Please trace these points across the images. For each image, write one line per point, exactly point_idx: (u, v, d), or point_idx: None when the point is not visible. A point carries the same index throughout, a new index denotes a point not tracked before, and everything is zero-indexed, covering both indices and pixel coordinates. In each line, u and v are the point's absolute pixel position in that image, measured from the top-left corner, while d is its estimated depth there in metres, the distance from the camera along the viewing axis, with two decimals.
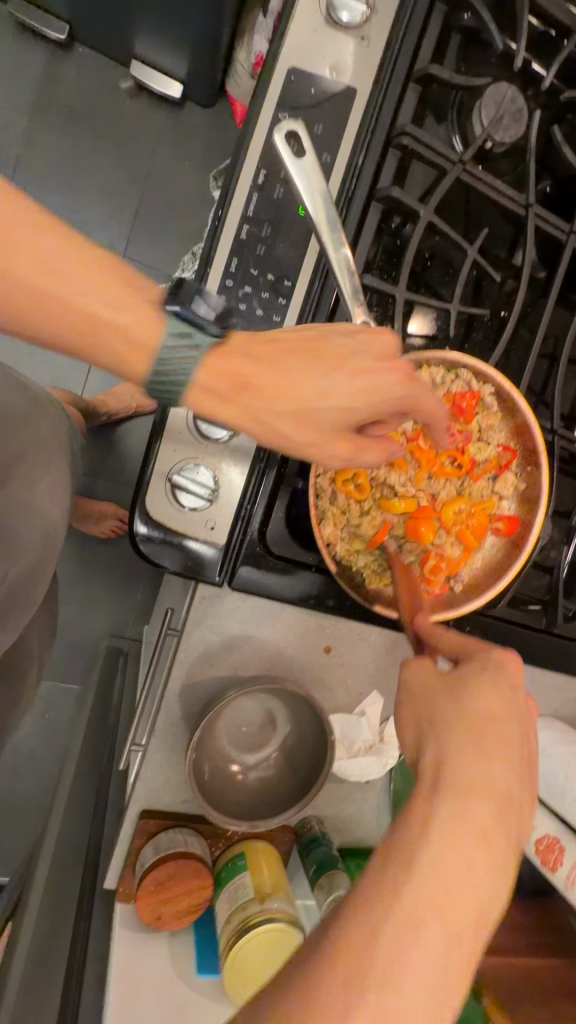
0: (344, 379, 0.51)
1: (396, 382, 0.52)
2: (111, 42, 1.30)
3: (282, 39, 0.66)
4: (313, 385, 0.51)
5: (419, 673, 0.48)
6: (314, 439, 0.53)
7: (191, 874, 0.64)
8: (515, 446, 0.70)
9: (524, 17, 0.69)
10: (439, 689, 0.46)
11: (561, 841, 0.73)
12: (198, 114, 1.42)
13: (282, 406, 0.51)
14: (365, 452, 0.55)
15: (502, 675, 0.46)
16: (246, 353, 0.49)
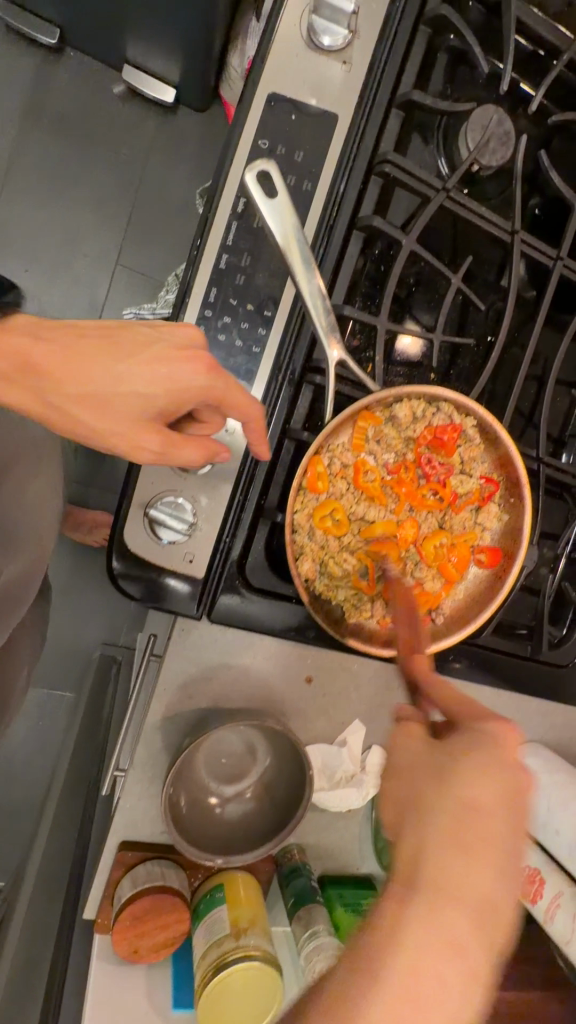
0: (139, 369, 0.53)
1: (195, 372, 0.54)
2: (102, 46, 1.28)
3: (262, 64, 0.65)
4: (110, 374, 0.53)
5: (403, 741, 0.48)
6: (120, 430, 0.54)
7: (167, 908, 0.64)
8: (498, 477, 0.69)
9: (511, 38, 0.67)
10: (425, 767, 0.45)
11: (540, 872, 0.72)
12: (191, 119, 1.40)
13: (81, 391, 0.53)
14: (180, 447, 0.56)
15: (493, 759, 0.43)
16: (34, 335, 0.52)
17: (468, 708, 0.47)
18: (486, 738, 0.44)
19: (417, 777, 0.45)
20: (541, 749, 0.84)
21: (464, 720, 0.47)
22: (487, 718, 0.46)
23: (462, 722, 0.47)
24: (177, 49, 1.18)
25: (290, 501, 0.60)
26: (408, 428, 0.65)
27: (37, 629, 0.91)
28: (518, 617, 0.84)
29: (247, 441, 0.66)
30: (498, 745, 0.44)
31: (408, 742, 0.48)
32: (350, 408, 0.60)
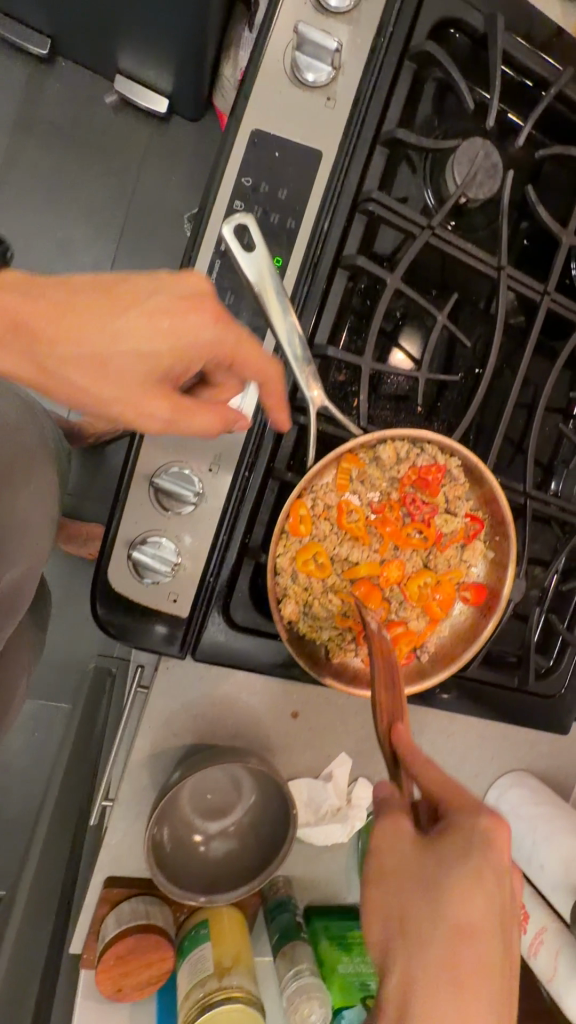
0: (140, 324, 0.51)
1: (205, 324, 0.52)
2: (94, 56, 1.26)
3: (245, 100, 0.64)
4: (108, 331, 0.50)
5: (388, 831, 0.50)
6: (135, 396, 0.53)
7: (152, 945, 0.65)
8: (483, 515, 0.69)
9: (497, 72, 0.66)
10: (414, 867, 0.48)
11: (527, 906, 0.73)
12: (185, 128, 1.38)
13: (83, 353, 0.50)
14: (193, 414, 0.55)
15: (486, 860, 0.47)
16: (25, 294, 0.49)
17: (463, 800, 0.50)
18: (481, 838, 0.47)
19: (402, 875, 0.48)
20: (528, 778, 0.84)
21: (460, 813, 0.49)
22: (479, 815, 0.48)
23: (454, 817, 0.49)
24: (170, 58, 1.16)
25: (272, 545, 0.60)
26: (392, 469, 0.65)
27: (33, 636, 0.90)
28: (505, 647, 0.84)
29: (230, 481, 0.67)
30: (491, 844, 0.47)
31: (395, 835, 0.50)
32: (333, 452, 0.60)
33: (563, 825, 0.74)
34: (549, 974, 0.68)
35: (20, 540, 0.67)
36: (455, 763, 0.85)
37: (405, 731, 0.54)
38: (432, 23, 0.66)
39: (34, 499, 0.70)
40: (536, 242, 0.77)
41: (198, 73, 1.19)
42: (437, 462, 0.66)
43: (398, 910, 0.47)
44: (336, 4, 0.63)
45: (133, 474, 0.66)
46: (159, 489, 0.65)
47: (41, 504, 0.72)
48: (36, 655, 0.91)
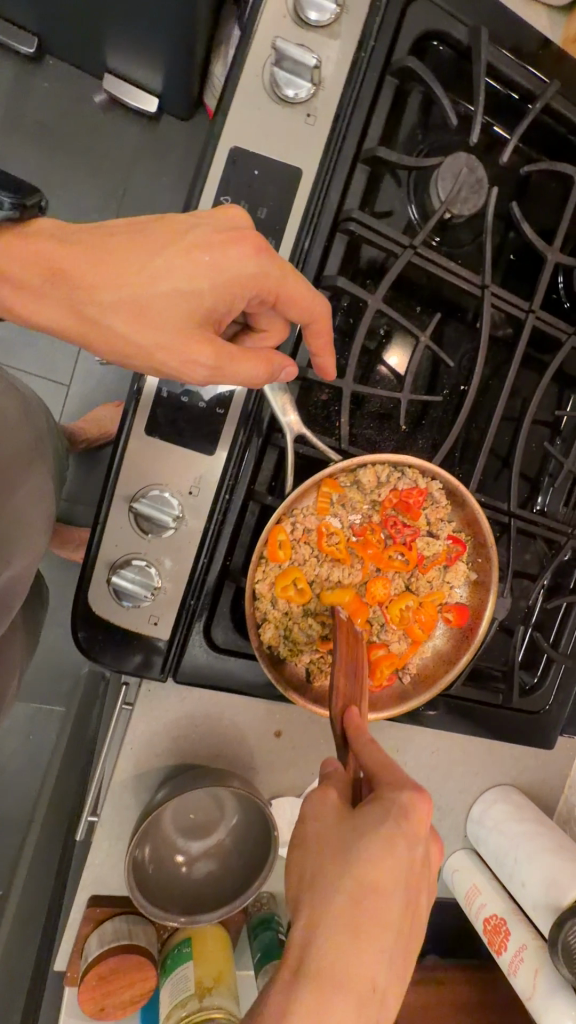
0: (173, 264, 0.53)
1: (245, 256, 0.54)
2: (82, 53, 1.21)
3: (223, 119, 0.63)
4: (143, 271, 0.53)
5: (317, 805, 0.49)
6: (175, 338, 0.54)
7: (133, 965, 0.65)
8: (464, 537, 0.69)
9: (482, 87, 0.64)
10: (336, 837, 0.46)
11: (507, 921, 0.74)
12: (176, 128, 1.33)
13: (116, 293, 0.53)
14: (235, 357, 0.56)
15: (402, 830, 0.45)
16: (59, 238, 0.51)
17: (390, 774, 0.49)
18: (399, 806, 0.46)
19: (324, 852, 0.46)
20: (513, 793, 0.84)
21: (386, 784, 0.48)
22: (400, 789, 0.47)
23: (380, 787, 0.48)
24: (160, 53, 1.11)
25: (249, 571, 0.59)
26: (373, 492, 0.65)
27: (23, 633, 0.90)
28: (491, 662, 0.84)
29: (210, 505, 0.67)
30: (408, 815, 0.46)
31: (323, 808, 0.49)
32: (313, 477, 0.59)
33: (545, 844, 0.74)
34: (529, 992, 0.69)
35: (22, 530, 0.68)
36: (440, 779, 0.85)
37: (358, 716, 0.54)
38: (413, 38, 0.65)
39: (35, 491, 0.71)
40: (523, 257, 0.76)
41: (188, 71, 1.14)
42: (419, 485, 0.66)
43: (312, 875, 0.45)
44: (316, 19, 0.62)
45: (113, 498, 0.66)
46: (138, 514, 0.65)
47: (41, 497, 0.72)
48: (28, 649, 0.91)
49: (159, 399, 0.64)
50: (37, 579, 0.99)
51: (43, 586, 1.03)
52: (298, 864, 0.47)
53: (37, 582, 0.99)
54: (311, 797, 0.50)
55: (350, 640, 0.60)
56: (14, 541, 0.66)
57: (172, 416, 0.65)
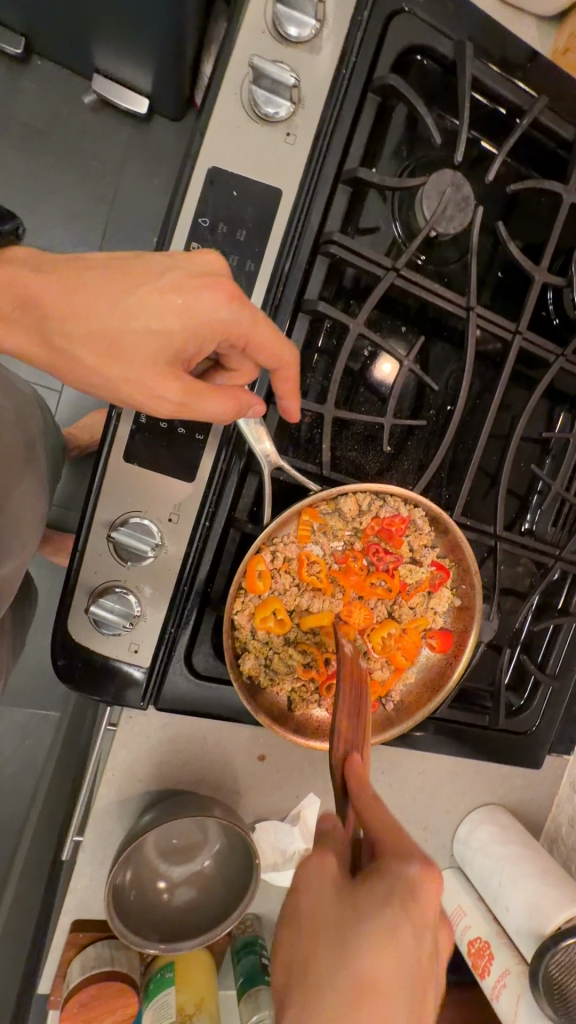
0: (150, 301, 0.51)
1: (217, 302, 0.52)
2: (68, 53, 1.13)
3: (201, 138, 0.61)
4: (120, 308, 0.50)
5: (310, 871, 0.42)
6: (143, 375, 0.52)
7: (115, 991, 0.65)
8: (449, 563, 0.68)
9: (466, 107, 0.63)
10: (332, 919, 0.39)
11: (491, 945, 0.74)
12: (167, 128, 1.25)
13: (89, 327, 0.51)
14: (204, 397, 0.54)
15: (409, 913, 0.39)
16: (34, 269, 0.50)
17: (394, 843, 0.43)
18: (404, 887, 0.40)
19: (316, 935, 0.39)
20: (499, 813, 0.84)
21: (388, 855, 0.42)
22: (410, 860, 0.41)
23: (381, 861, 0.42)
24: (148, 54, 1.03)
25: (225, 612, 0.58)
26: (354, 520, 0.65)
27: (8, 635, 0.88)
28: (478, 684, 0.83)
29: (191, 531, 0.66)
30: (414, 899, 0.39)
31: (317, 882, 0.42)
32: (292, 507, 0.58)
33: (529, 868, 0.74)
34: (511, 1018, 0.70)
35: (19, 532, 0.68)
36: (427, 798, 0.85)
37: (360, 765, 0.51)
38: (395, 55, 0.64)
39: (31, 489, 0.71)
40: (511, 274, 0.75)
41: (179, 71, 1.06)
42: (401, 512, 0.65)
43: (300, 953, 0.38)
44: (295, 35, 0.60)
45: (92, 526, 0.65)
46: (117, 543, 0.64)
47: (37, 497, 0.73)
48: (13, 652, 0.90)
49: (138, 424, 0.63)
50: (27, 580, 0.97)
51: (32, 585, 1.00)
52: (285, 944, 0.40)
53: (25, 583, 0.98)
54: (304, 867, 0.43)
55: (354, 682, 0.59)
56: (10, 540, 0.67)
57: (150, 441, 0.64)
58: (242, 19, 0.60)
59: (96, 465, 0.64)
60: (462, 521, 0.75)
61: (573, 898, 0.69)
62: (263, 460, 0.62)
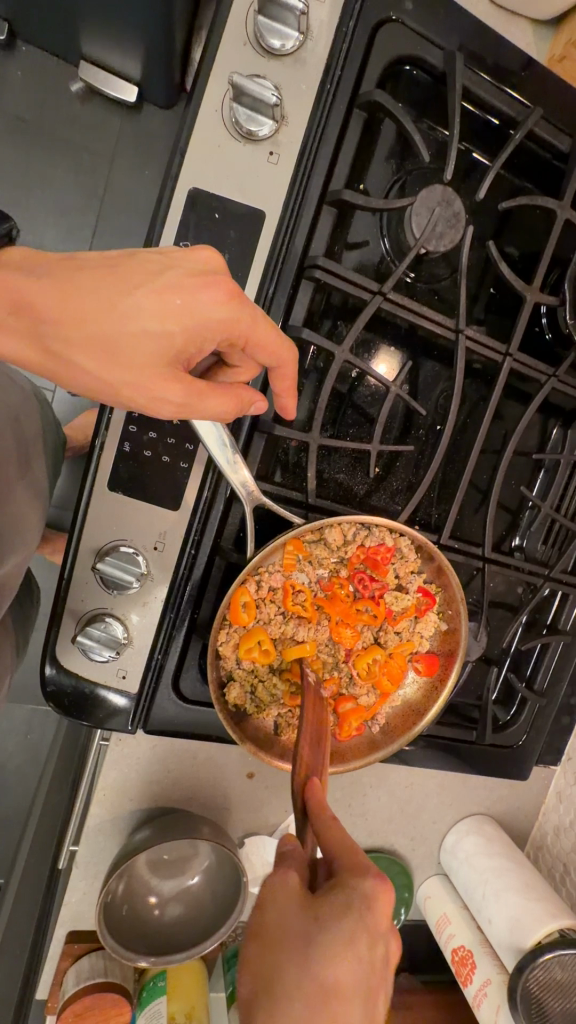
0: (143, 307, 0.48)
1: (215, 300, 0.50)
2: (51, 37, 1.05)
3: (181, 157, 0.59)
4: (119, 313, 0.48)
5: (277, 894, 0.46)
6: (140, 376, 0.50)
7: (108, 1005, 0.68)
8: (435, 588, 0.69)
9: (455, 124, 0.61)
10: (292, 932, 0.43)
11: (474, 955, 0.76)
12: (160, 117, 1.18)
13: (85, 334, 0.48)
14: (205, 396, 0.52)
15: (365, 926, 0.43)
16: (23, 272, 0.46)
17: (350, 858, 0.47)
18: (362, 898, 0.44)
19: (284, 957, 0.42)
20: (485, 824, 0.86)
21: (353, 876, 0.46)
22: (363, 876, 0.45)
23: (341, 874, 0.46)
24: (136, 37, 0.95)
25: (210, 648, 0.58)
26: (340, 549, 0.65)
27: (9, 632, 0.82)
28: (465, 699, 0.83)
29: (175, 560, 0.66)
30: (370, 906, 0.44)
31: (283, 893, 0.45)
32: (277, 540, 0.59)
33: (512, 882, 0.76)
34: None
35: (16, 527, 0.63)
36: (417, 809, 0.87)
37: (318, 784, 0.55)
38: (382, 69, 0.62)
39: (25, 484, 0.67)
40: (504, 290, 0.73)
41: (167, 54, 0.98)
42: (386, 540, 0.67)
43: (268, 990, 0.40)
44: (278, 47, 0.58)
45: (78, 553, 0.65)
46: (103, 572, 0.63)
47: (35, 498, 0.69)
48: (16, 653, 0.84)
49: (121, 452, 0.62)
50: (28, 578, 0.92)
51: (33, 584, 0.95)
52: (253, 957, 0.43)
53: (27, 584, 0.92)
54: (272, 881, 0.47)
55: (315, 713, 0.62)
56: (16, 542, 0.63)
57: (134, 470, 0.63)
58: (223, 30, 0.58)
59: (81, 493, 0.64)
60: (450, 544, 0.73)
61: (554, 913, 0.71)
62: (240, 488, 0.61)
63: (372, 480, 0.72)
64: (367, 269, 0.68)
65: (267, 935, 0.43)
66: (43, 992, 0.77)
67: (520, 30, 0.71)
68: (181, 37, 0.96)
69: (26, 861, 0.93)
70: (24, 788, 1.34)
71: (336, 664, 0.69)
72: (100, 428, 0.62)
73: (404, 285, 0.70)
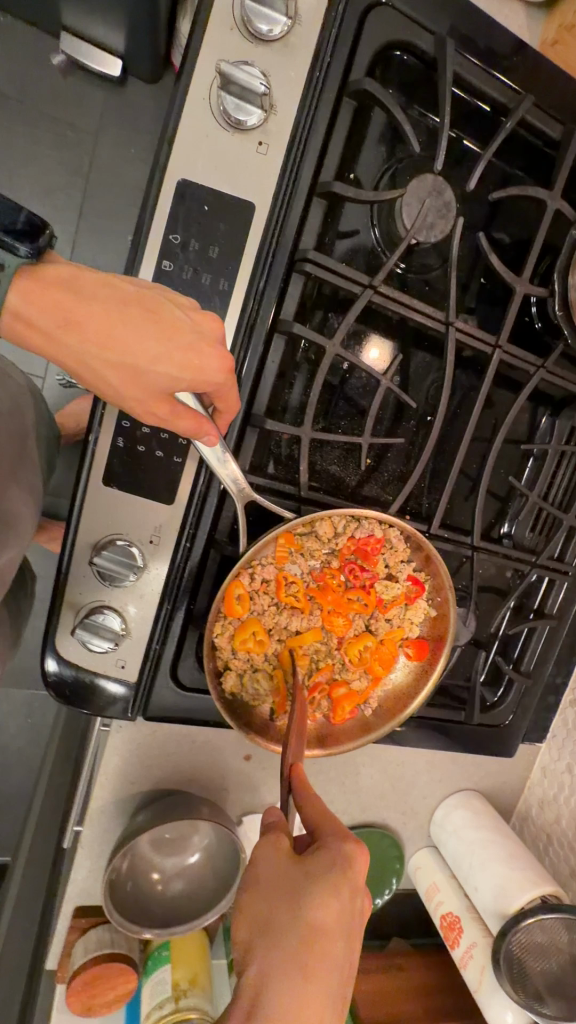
0: (174, 355, 0.50)
1: (209, 333, 0.53)
2: (30, 6, 1.01)
3: (169, 147, 0.58)
4: (137, 318, 0.49)
5: (266, 854, 0.51)
6: (138, 391, 0.51)
7: (116, 974, 0.72)
8: (424, 577, 0.72)
9: (446, 111, 0.60)
10: (280, 878, 0.48)
11: (461, 919, 0.81)
12: (145, 92, 1.14)
13: (119, 360, 0.49)
14: (179, 417, 0.54)
15: (347, 885, 0.48)
16: (75, 291, 0.47)
17: (330, 823, 0.52)
18: (342, 858, 0.49)
19: (277, 910, 0.47)
20: (473, 799, 0.90)
21: (332, 838, 0.51)
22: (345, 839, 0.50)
23: (325, 839, 0.51)
24: (119, 7, 0.92)
25: (205, 640, 0.60)
26: (331, 540, 0.68)
27: (2, 621, 0.82)
28: (454, 680, 0.86)
29: (170, 553, 0.67)
30: (351, 866, 0.49)
31: (272, 854, 0.51)
32: (269, 535, 0.60)
33: (497, 852, 0.80)
34: (476, 986, 0.77)
35: (10, 519, 0.63)
36: (409, 786, 0.90)
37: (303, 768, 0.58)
38: (372, 55, 0.62)
39: (18, 476, 0.66)
40: (494, 281, 0.73)
41: (151, 25, 0.95)
42: (376, 532, 0.69)
43: (264, 932, 0.46)
44: (266, 33, 0.57)
45: (76, 547, 0.66)
46: (100, 566, 0.65)
47: (29, 491, 0.69)
48: (12, 643, 0.84)
49: (115, 446, 0.63)
50: (22, 568, 0.93)
51: (28, 574, 0.95)
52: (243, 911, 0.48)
53: (21, 574, 0.92)
54: (260, 843, 0.52)
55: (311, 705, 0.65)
56: (10, 535, 0.62)
57: (128, 465, 0.64)
58: (209, 15, 0.56)
59: (75, 487, 0.64)
60: (439, 534, 0.74)
61: (536, 881, 0.76)
62: (233, 484, 0.62)
63: (363, 472, 0.72)
64: (358, 261, 0.67)
65: (253, 887, 0.49)
66: (53, 962, 0.80)
67: (513, 10, 0.70)
68: (165, 9, 0.93)
69: (30, 842, 0.96)
70: (28, 767, 1.38)
71: (329, 651, 0.71)
72: (94, 423, 0.62)
73: (395, 277, 0.69)
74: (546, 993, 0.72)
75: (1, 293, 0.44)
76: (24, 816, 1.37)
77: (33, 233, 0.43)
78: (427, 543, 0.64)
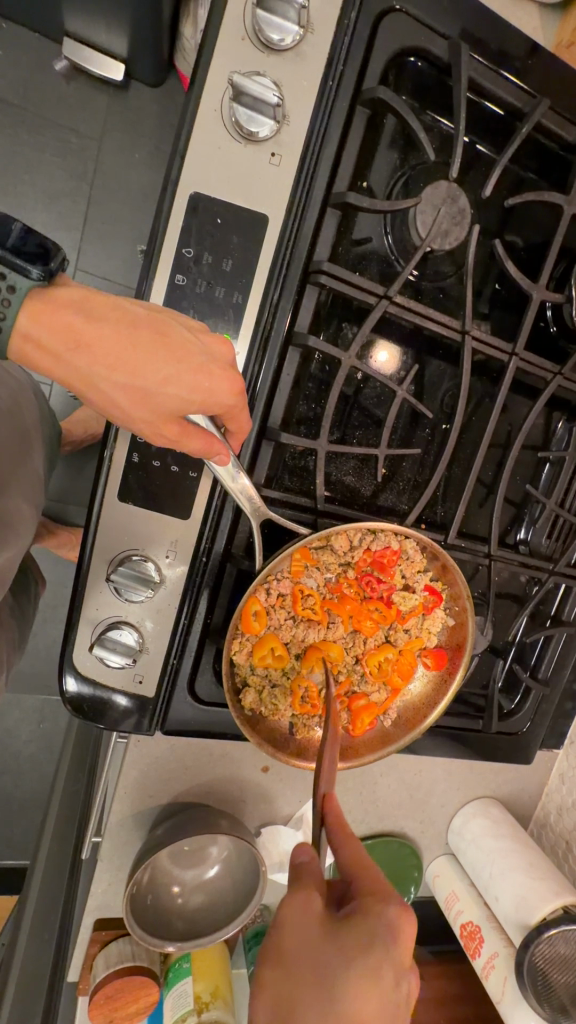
0: (184, 379, 0.50)
1: (218, 355, 0.52)
2: (32, 11, 1.00)
3: (181, 159, 0.57)
4: (147, 341, 0.48)
5: (296, 916, 0.45)
6: (148, 413, 0.51)
7: (137, 988, 0.73)
8: (441, 587, 0.71)
9: (461, 117, 0.59)
10: (312, 953, 0.43)
11: (482, 931, 0.80)
12: (147, 95, 1.13)
13: (129, 382, 0.49)
14: (188, 438, 0.54)
15: (390, 956, 0.43)
16: (85, 313, 0.46)
17: (372, 887, 0.47)
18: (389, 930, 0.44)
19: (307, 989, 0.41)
20: (491, 807, 0.90)
21: (377, 906, 0.45)
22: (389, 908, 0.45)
23: (362, 903, 0.46)
24: (123, 12, 0.91)
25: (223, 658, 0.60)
26: (346, 553, 0.67)
27: (7, 629, 0.82)
28: (471, 688, 0.85)
29: (187, 568, 0.67)
30: (398, 936, 0.44)
31: (302, 918, 0.45)
32: (285, 552, 0.59)
33: (518, 863, 0.79)
34: (498, 997, 0.76)
35: (12, 522, 0.62)
36: (426, 794, 0.90)
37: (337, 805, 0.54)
38: (385, 61, 0.61)
39: (21, 478, 0.65)
40: (509, 287, 0.72)
41: (156, 28, 0.94)
42: (392, 543, 0.68)
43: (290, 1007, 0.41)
44: (277, 41, 0.56)
45: (89, 563, 0.65)
46: (116, 582, 0.65)
47: (31, 493, 0.68)
48: (15, 650, 0.84)
49: (130, 462, 0.63)
50: (30, 576, 0.92)
51: (35, 582, 0.95)
52: (272, 979, 0.43)
53: (23, 577, 0.91)
54: (290, 903, 0.47)
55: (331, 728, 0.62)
56: (10, 537, 0.61)
57: (143, 481, 0.64)
58: (220, 23, 0.56)
59: (91, 502, 0.64)
60: (455, 544, 0.74)
61: (558, 891, 0.75)
62: (246, 501, 0.61)
63: (379, 482, 0.72)
64: (371, 269, 0.66)
65: (285, 951, 0.44)
66: (73, 975, 0.80)
67: (527, 12, 0.69)
68: (168, 12, 0.92)
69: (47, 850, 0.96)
70: (40, 772, 1.38)
71: (348, 663, 0.71)
72: (108, 436, 0.62)
73: (408, 285, 0.68)
74: (570, 1006, 0.72)
75: (12, 314, 0.44)
76: (39, 820, 1.39)
77: (45, 257, 0.44)
78: (444, 555, 0.63)
